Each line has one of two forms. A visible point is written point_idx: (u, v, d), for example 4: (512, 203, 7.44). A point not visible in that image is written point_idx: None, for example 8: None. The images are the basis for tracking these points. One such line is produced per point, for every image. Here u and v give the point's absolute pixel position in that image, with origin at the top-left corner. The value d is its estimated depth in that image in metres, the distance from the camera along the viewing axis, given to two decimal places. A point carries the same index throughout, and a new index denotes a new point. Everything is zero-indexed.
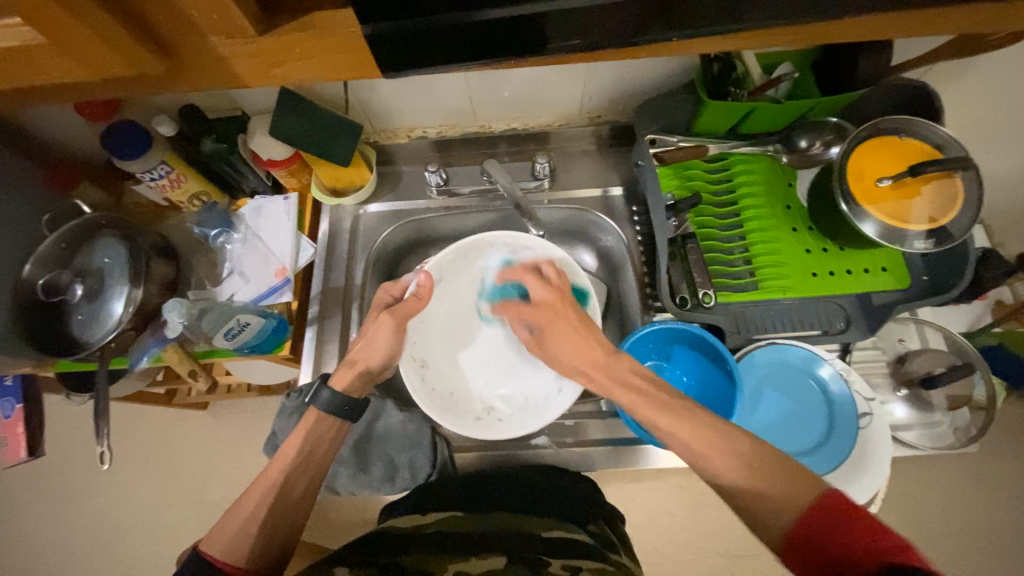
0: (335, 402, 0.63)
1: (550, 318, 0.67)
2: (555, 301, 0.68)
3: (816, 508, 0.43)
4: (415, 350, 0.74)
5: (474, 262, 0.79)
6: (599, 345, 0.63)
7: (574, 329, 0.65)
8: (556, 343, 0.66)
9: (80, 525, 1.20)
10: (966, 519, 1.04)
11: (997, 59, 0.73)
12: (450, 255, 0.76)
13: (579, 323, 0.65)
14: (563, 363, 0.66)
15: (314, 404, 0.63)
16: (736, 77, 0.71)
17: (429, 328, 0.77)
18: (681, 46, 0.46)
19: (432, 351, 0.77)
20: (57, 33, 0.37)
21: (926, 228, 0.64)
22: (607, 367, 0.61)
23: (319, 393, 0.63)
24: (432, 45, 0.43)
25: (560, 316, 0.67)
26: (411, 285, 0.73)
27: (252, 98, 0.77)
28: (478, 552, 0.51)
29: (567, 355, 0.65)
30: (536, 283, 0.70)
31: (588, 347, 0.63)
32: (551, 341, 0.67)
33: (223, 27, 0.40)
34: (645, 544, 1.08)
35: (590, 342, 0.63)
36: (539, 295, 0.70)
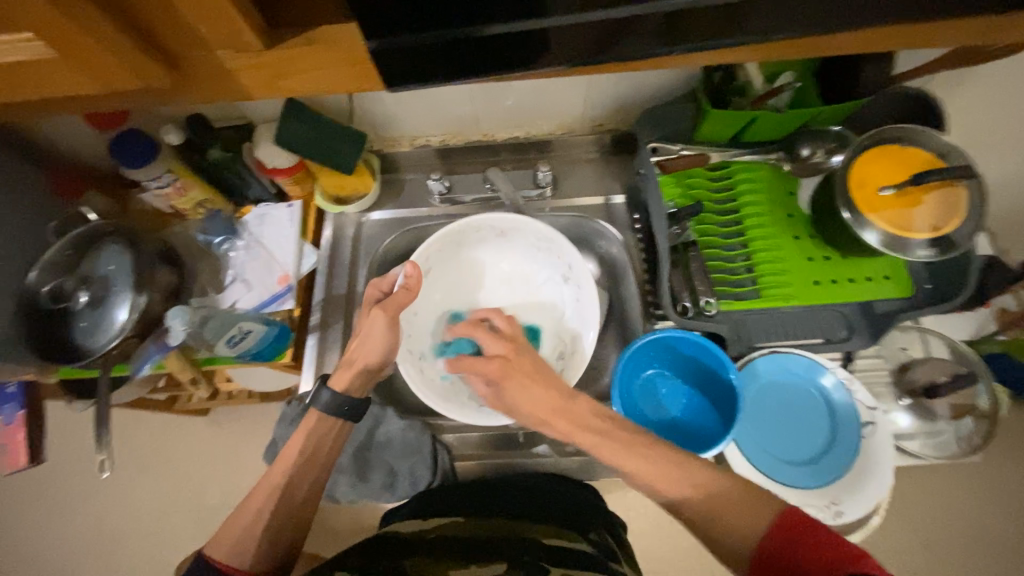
0: (337, 406, 0.63)
1: (502, 370, 0.59)
2: (508, 352, 0.61)
3: (773, 528, 0.43)
4: (410, 344, 0.75)
5: (459, 250, 0.80)
6: (555, 389, 0.58)
7: (531, 380, 0.59)
8: (516, 394, 0.59)
9: (80, 532, 1.19)
10: (971, 530, 1.03)
11: (998, 69, 0.73)
12: (437, 244, 0.76)
13: (534, 373, 0.59)
14: (522, 414, 0.59)
15: (314, 405, 0.63)
16: (738, 86, 0.73)
17: (425, 319, 0.78)
18: (682, 58, 0.46)
19: (429, 345, 0.77)
20: (65, 47, 0.37)
21: (929, 236, 0.64)
22: (568, 411, 0.57)
23: (320, 394, 0.63)
24: (436, 58, 0.44)
25: (514, 366, 0.60)
26: (398, 280, 0.70)
27: (258, 108, 0.78)
28: (478, 559, 0.50)
29: (529, 406, 0.58)
30: (487, 336, 0.62)
31: (546, 399, 0.58)
32: (508, 395, 0.59)
33: (228, 41, 0.41)
34: (647, 553, 1.07)
35: (547, 389, 0.58)
36: (491, 348, 0.61)
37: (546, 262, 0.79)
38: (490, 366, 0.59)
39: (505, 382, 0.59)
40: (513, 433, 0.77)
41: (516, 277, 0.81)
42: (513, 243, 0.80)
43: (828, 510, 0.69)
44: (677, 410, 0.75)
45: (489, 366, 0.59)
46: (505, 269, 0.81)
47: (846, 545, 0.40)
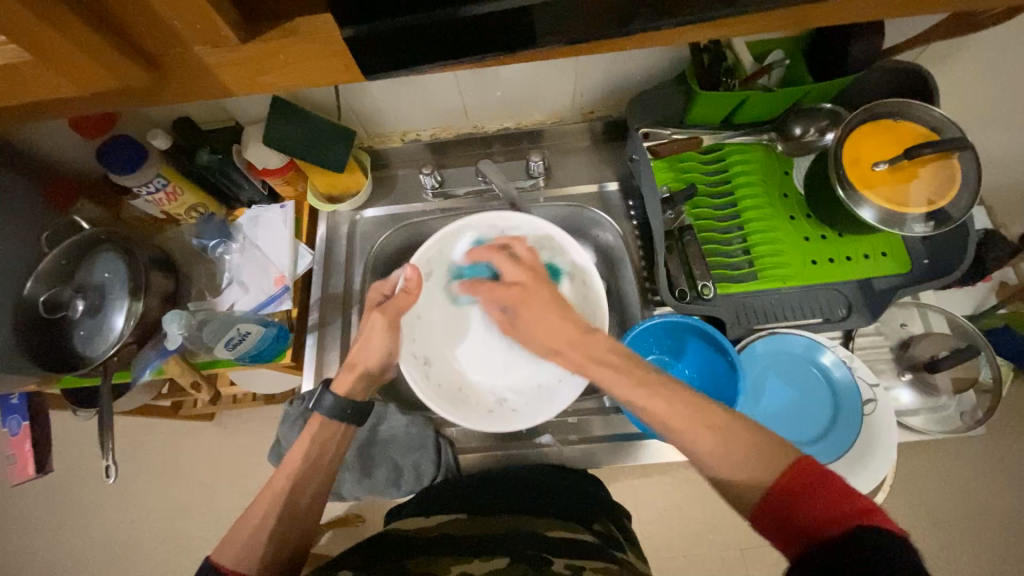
0: (341, 410, 0.63)
1: (520, 294, 0.63)
2: (525, 279, 0.64)
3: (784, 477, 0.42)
4: (414, 348, 0.74)
5: (461, 252, 0.79)
6: (571, 321, 0.60)
7: (547, 308, 0.61)
8: (530, 316, 0.62)
9: (93, 541, 1.20)
10: (978, 505, 1.03)
11: (991, 39, 0.72)
12: (437, 246, 0.76)
13: (551, 300, 0.62)
14: (534, 339, 0.63)
15: (316, 410, 0.63)
16: (727, 65, 0.71)
17: (427, 325, 0.76)
18: (668, 35, 0.46)
19: (434, 350, 0.76)
20: (42, 49, 0.37)
21: (925, 210, 0.64)
22: (581, 344, 0.58)
23: (322, 398, 0.63)
24: (420, 47, 0.43)
25: (532, 292, 0.63)
26: (400, 280, 0.71)
27: (244, 108, 0.77)
28: (482, 553, 0.51)
29: (536, 325, 0.62)
30: (505, 261, 0.66)
31: (562, 329, 0.60)
32: (520, 318, 0.63)
33: (207, 37, 0.40)
34: (655, 540, 1.08)
35: (571, 320, 0.60)
36: (508, 273, 0.65)
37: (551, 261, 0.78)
38: (510, 291, 0.64)
39: (522, 307, 0.63)
40: (517, 425, 0.77)
41: None
42: None
43: None
44: None
45: (508, 292, 0.64)
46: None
47: (858, 498, 0.39)
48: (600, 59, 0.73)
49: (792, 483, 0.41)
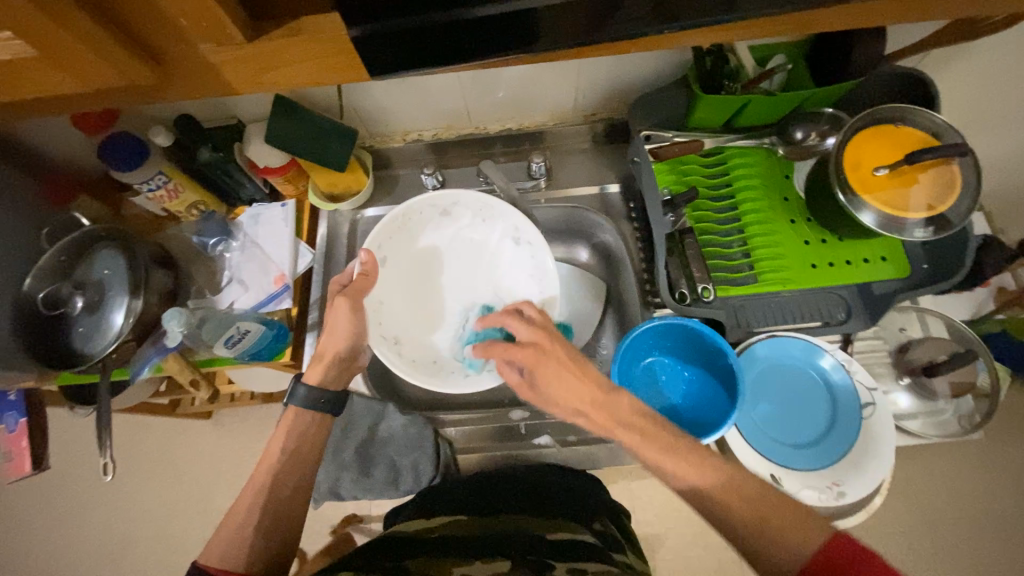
0: (315, 399, 0.63)
1: (535, 356, 0.57)
2: (541, 341, 0.58)
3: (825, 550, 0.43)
4: (383, 330, 0.73)
5: (412, 235, 0.78)
6: (594, 382, 0.56)
7: (566, 366, 0.56)
8: (550, 382, 0.57)
9: (88, 538, 1.20)
10: (975, 508, 1.03)
11: (992, 46, 0.73)
12: (385, 230, 0.74)
13: (569, 360, 0.57)
14: (559, 403, 0.57)
15: (291, 402, 0.63)
16: (729, 69, 0.72)
17: (394, 307, 0.76)
18: (672, 38, 0.46)
19: (403, 329, 0.76)
20: (47, 46, 0.37)
21: (925, 216, 0.64)
22: (608, 405, 0.55)
23: (295, 390, 0.62)
24: (423, 46, 0.43)
25: (547, 354, 0.57)
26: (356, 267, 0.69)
27: (247, 107, 0.77)
28: (483, 556, 0.51)
29: (557, 394, 0.57)
30: (516, 324, 0.60)
31: (585, 390, 0.56)
32: (540, 378, 0.57)
33: (211, 35, 0.40)
34: (653, 541, 1.08)
35: (586, 379, 0.56)
36: (519, 336, 0.59)
37: (493, 231, 0.79)
38: (521, 353, 0.57)
39: (537, 370, 0.57)
40: (514, 426, 0.76)
41: (471, 255, 0.80)
42: (458, 220, 0.80)
43: (830, 491, 0.69)
44: (677, 397, 0.75)
45: (521, 353, 0.57)
46: (456, 248, 0.80)
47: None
48: (602, 60, 0.73)
49: (829, 560, 0.42)
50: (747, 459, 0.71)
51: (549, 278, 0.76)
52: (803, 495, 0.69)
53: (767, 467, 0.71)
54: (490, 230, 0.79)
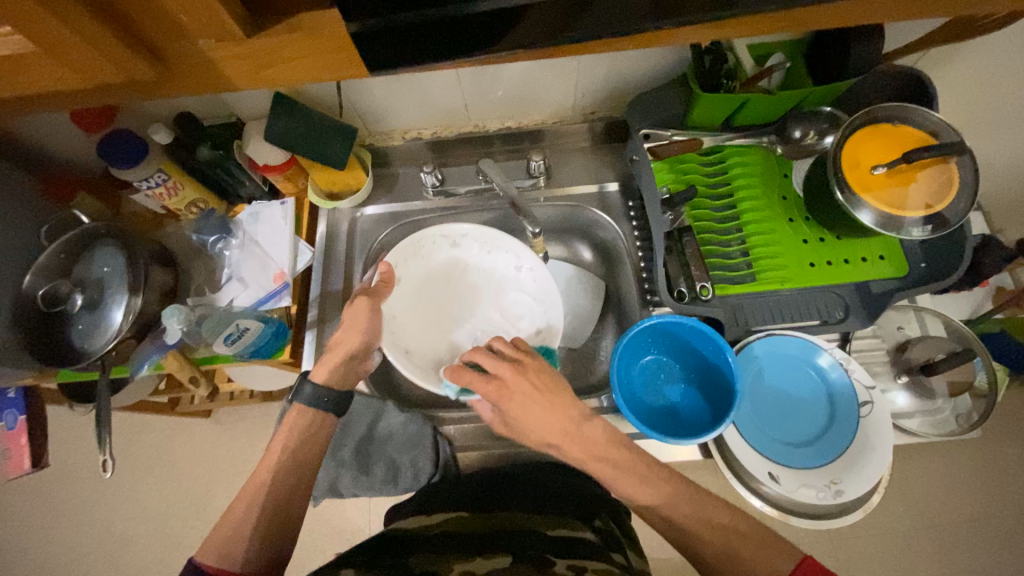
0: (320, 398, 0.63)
1: (500, 391, 0.57)
2: (509, 374, 0.58)
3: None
4: (395, 342, 0.74)
5: (428, 260, 0.80)
6: (564, 413, 0.57)
7: (533, 400, 0.57)
8: (517, 416, 0.57)
9: (87, 536, 1.20)
10: (973, 508, 1.03)
11: (990, 46, 0.73)
12: (402, 249, 0.77)
13: (536, 393, 0.57)
14: (532, 435, 0.58)
15: (297, 400, 0.63)
16: (728, 68, 0.72)
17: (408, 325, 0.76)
18: (670, 35, 0.46)
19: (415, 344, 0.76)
20: (48, 41, 0.37)
21: (922, 215, 0.64)
22: (581, 437, 0.57)
23: (302, 387, 0.64)
24: (422, 42, 0.43)
25: (511, 389, 0.57)
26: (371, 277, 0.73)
27: (247, 105, 0.77)
28: (483, 552, 0.51)
29: (527, 427, 0.58)
30: (485, 356, 0.59)
31: (554, 422, 0.57)
32: (512, 416, 0.58)
33: (211, 31, 0.40)
34: (651, 540, 1.08)
35: (557, 413, 0.57)
36: (489, 367, 0.59)
37: (499, 262, 0.80)
38: (487, 387, 0.57)
39: (503, 404, 0.57)
40: None
41: (481, 285, 0.81)
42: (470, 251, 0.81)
43: (828, 490, 0.69)
44: (675, 395, 0.75)
45: (486, 388, 0.58)
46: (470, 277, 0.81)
47: None
48: (602, 59, 0.73)
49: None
50: (745, 458, 0.70)
51: (551, 300, 0.76)
52: (801, 493, 0.69)
53: (765, 465, 0.70)
54: (496, 261, 0.80)
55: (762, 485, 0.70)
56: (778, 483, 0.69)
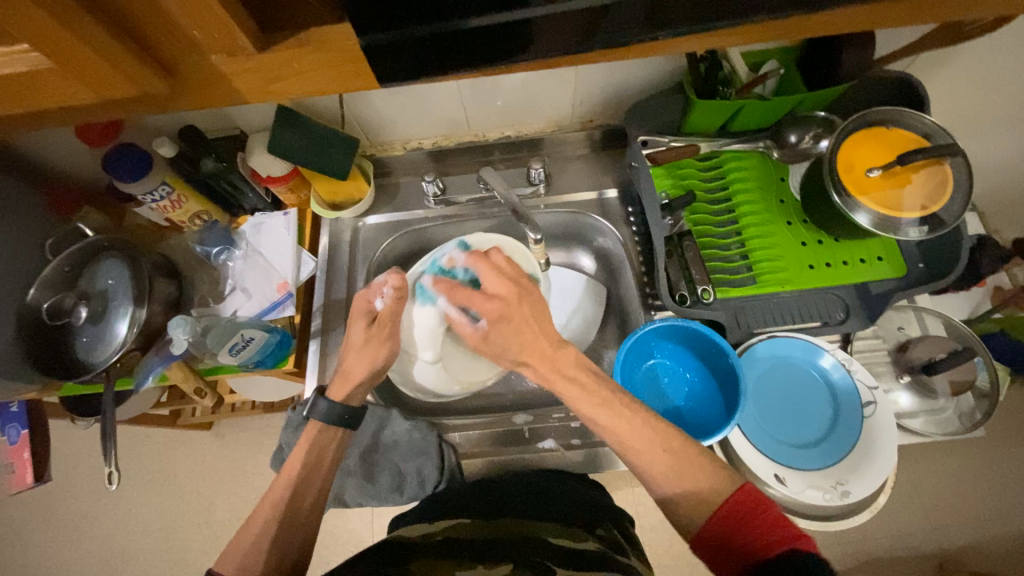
0: (337, 415, 0.63)
1: (502, 309, 0.58)
2: (510, 295, 0.59)
3: (723, 510, 0.45)
4: (430, 351, 0.73)
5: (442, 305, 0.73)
6: (545, 338, 0.57)
7: (527, 326, 0.57)
8: (506, 334, 0.58)
9: (87, 552, 1.19)
10: (980, 509, 1.03)
11: (979, 53, 0.75)
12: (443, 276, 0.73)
13: (533, 319, 0.58)
14: (510, 354, 0.59)
15: (314, 417, 0.63)
16: (724, 75, 0.73)
17: (425, 352, 0.73)
18: (666, 45, 0.47)
19: (444, 356, 0.74)
20: (66, 56, 0.38)
21: (918, 215, 0.65)
22: (552, 360, 0.57)
23: (318, 404, 0.63)
24: (427, 56, 0.45)
25: (514, 310, 0.58)
26: (387, 291, 0.67)
27: (248, 117, 0.78)
28: (486, 560, 0.50)
29: (500, 350, 0.59)
30: (489, 273, 0.60)
31: (535, 346, 0.57)
32: (495, 334, 0.59)
33: (225, 45, 0.42)
34: (656, 546, 1.08)
35: (536, 332, 0.58)
36: (493, 287, 0.60)
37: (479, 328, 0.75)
38: (491, 304, 0.58)
39: (497, 324, 0.58)
40: (518, 429, 0.77)
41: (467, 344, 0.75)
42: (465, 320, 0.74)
43: (834, 491, 0.69)
44: (679, 399, 0.75)
45: (488, 303, 0.58)
46: (461, 336, 0.74)
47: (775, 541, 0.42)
48: (598, 69, 0.74)
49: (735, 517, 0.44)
50: (750, 459, 0.71)
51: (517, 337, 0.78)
52: (807, 495, 0.69)
53: (771, 467, 0.70)
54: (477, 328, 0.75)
55: (769, 488, 0.70)
56: (784, 485, 0.69)
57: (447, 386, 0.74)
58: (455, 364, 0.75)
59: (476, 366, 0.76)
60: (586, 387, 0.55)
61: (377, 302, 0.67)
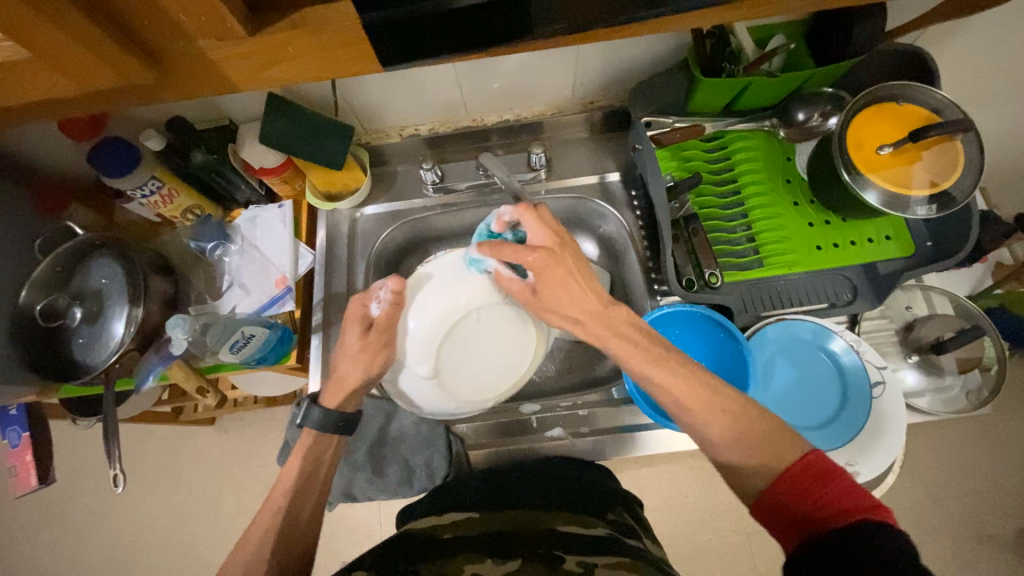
0: (310, 418, 0.61)
1: (545, 261, 0.57)
2: (554, 246, 0.58)
3: (772, 492, 0.44)
4: (422, 368, 0.64)
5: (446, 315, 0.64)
6: (595, 293, 0.56)
7: (571, 277, 0.57)
8: (552, 286, 0.57)
9: (96, 549, 1.19)
10: (978, 482, 1.05)
11: (990, 24, 0.73)
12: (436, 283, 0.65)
13: (576, 271, 0.57)
14: (558, 313, 0.59)
15: (307, 424, 0.62)
16: (730, 51, 0.70)
17: (419, 365, 0.64)
18: (675, 21, 0.45)
19: (446, 371, 0.66)
20: (40, 45, 0.36)
21: (928, 193, 0.64)
22: (605, 318, 0.56)
23: (311, 412, 0.61)
24: (427, 37, 0.42)
25: (559, 257, 0.57)
26: (382, 294, 0.62)
27: (238, 106, 0.76)
28: (495, 554, 0.50)
29: (553, 304, 0.58)
30: (532, 226, 0.59)
31: (582, 300, 0.57)
32: (544, 290, 0.58)
33: (212, 30, 0.39)
34: (662, 527, 1.10)
35: (588, 289, 0.57)
36: (536, 240, 0.59)
37: (483, 341, 0.67)
38: (534, 255, 0.57)
39: (546, 274, 0.57)
40: (526, 420, 0.76)
41: (472, 359, 0.67)
42: (467, 333, 0.66)
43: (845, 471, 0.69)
44: None
45: (533, 255, 0.57)
46: (458, 351, 0.66)
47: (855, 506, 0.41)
48: (600, 47, 0.72)
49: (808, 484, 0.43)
50: None
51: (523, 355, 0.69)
52: None
53: None
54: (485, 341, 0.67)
55: None
56: None
57: (445, 403, 0.67)
58: (456, 388, 0.67)
59: (483, 385, 0.68)
60: (638, 343, 0.54)
61: (372, 307, 0.62)
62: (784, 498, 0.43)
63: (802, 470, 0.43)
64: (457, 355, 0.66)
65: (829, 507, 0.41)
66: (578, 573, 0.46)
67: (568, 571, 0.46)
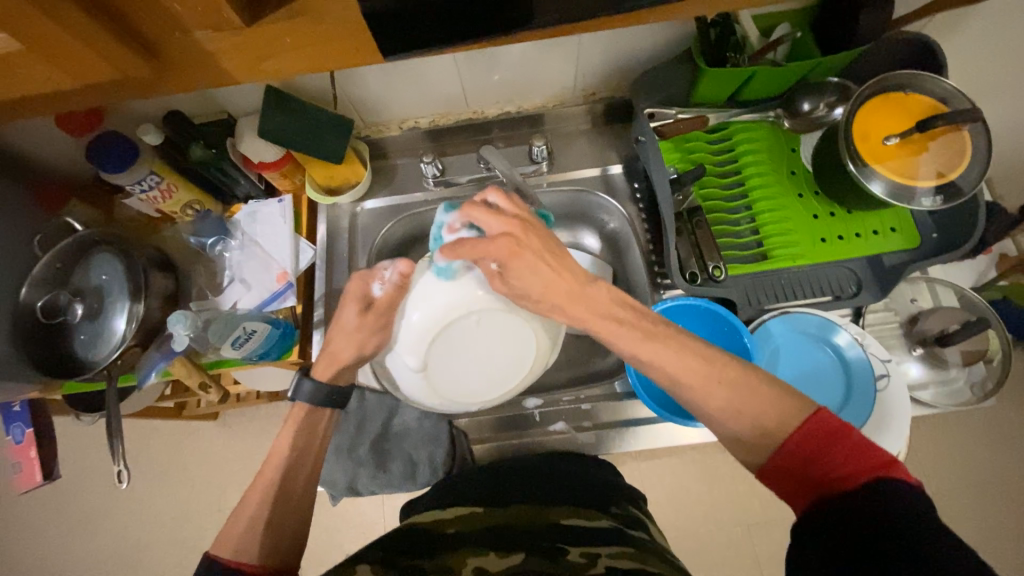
0: (321, 397, 0.62)
1: (512, 249, 0.52)
2: (516, 230, 0.53)
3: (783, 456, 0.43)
4: (411, 360, 0.61)
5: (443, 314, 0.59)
6: (569, 271, 0.54)
7: (540, 259, 0.53)
8: (522, 273, 0.53)
9: (103, 543, 1.20)
10: (980, 473, 1.05)
11: (999, 12, 0.72)
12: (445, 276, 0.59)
13: (545, 251, 0.53)
14: (535, 297, 0.55)
15: (298, 398, 0.62)
16: (736, 40, 0.68)
17: (409, 358, 0.61)
18: (679, 8, 0.45)
19: (433, 370, 0.63)
20: (34, 36, 0.35)
21: (934, 184, 0.63)
22: (585, 298, 0.54)
23: (301, 385, 0.62)
24: (426, 28, 0.42)
25: (523, 244, 0.52)
26: (388, 274, 0.59)
27: (236, 99, 0.75)
28: (499, 548, 0.50)
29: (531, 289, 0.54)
30: (488, 215, 0.53)
31: (557, 280, 0.53)
32: (513, 277, 0.53)
33: (208, 20, 0.38)
34: (664, 519, 1.10)
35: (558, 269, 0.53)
36: (494, 228, 0.53)
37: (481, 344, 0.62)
38: (494, 245, 0.52)
39: (514, 259, 0.52)
40: (529, 414, 0.76)
41: (463, 360, 0.64)
42: (467, 334, 0.62)
43: None
44: None
45: (494, 244, 0.52)
46: (451, 349, 0.62)
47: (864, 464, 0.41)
48: (602, 37, 0.71)
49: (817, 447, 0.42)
50: None
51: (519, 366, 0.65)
52: None
53: None
54: (481, 344, 0.62)
55: None
56: None
57: (427, 396, 0.65)
58: (441, 384, 0.64)
59: (468, 388, 0.65)
60: (632, 323, 0.53)
61: (375, 288, 0.60)
62: (793, 458, 0.43)
63: (810, 433, 0.43)
64: (451, 352, 0.63)
65: (835, 470, 0.41)
66: (582, 565, 0.46)
67: (572, 564, 0.46)
